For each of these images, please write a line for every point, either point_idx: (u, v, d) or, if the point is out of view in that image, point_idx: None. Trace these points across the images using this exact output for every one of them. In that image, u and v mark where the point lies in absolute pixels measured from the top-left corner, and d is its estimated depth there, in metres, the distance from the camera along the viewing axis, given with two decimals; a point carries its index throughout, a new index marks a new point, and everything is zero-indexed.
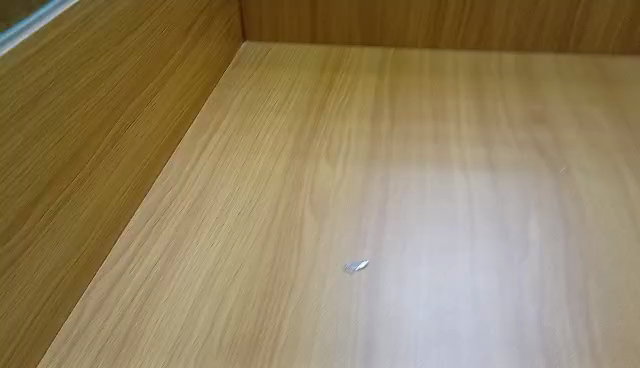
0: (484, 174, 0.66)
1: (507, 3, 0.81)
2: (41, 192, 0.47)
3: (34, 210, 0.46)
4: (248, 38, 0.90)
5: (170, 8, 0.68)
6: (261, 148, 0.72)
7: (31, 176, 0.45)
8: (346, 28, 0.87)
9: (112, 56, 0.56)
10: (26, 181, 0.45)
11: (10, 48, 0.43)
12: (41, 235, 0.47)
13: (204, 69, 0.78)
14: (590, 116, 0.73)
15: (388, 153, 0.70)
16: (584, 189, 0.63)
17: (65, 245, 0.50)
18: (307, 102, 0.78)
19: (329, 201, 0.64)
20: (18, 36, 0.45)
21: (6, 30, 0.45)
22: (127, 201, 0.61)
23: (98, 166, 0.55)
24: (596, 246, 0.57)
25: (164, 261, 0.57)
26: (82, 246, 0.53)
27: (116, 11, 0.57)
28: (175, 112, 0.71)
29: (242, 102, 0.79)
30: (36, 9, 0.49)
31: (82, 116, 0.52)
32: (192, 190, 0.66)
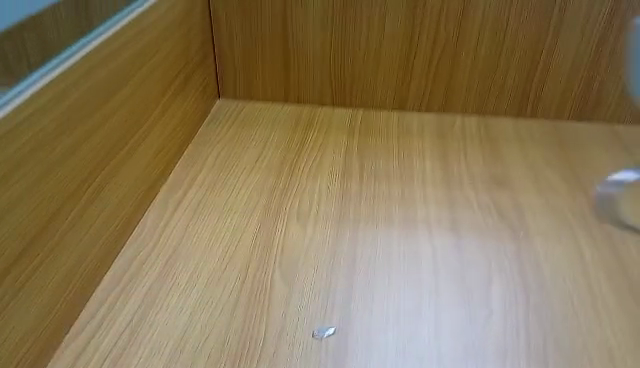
0: (449, 237, 0.63)
1: (473, 48, 0.79)
2: (19, 253, 0.44)
3: (12, 271, 0.43)
4: (224, 95, 0.88)
5: (162, 60, 0.67)
6: (234, 206, 0.67)
7: (13, 232, 0.43)
8: (318, 88, 0.86)
9: (106, 104, 0.55)
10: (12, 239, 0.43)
11: (14, 103, 0.43)
12: (13, 299, 0.43)
13: (182, 124, 0.74)
14: (546, 178, 0.73)
15: (357, 213, 0.66)
16: (542, 251, 0.62)
17: (37, 308, 0.46)
18: (279, 161, 0.74)
19: (299, 263, 0.60)
20: (26, 88, 0.45)
21: (10, 86, 0.44)
22: (100, 259, 0.56)
23: (84, 217, 0.52)
24: (555, 310, 0.55)
25: (133, 324, 0.53)
26: (54, 308, 0.49)
27: (115, 62, 0.56)
28: (154, 166, 0.67)
29: (217, 159, 0.75)
30: (37, 62, 0.48)
31: (65, 157, 0.49)
32: (164, 251, 0.61)
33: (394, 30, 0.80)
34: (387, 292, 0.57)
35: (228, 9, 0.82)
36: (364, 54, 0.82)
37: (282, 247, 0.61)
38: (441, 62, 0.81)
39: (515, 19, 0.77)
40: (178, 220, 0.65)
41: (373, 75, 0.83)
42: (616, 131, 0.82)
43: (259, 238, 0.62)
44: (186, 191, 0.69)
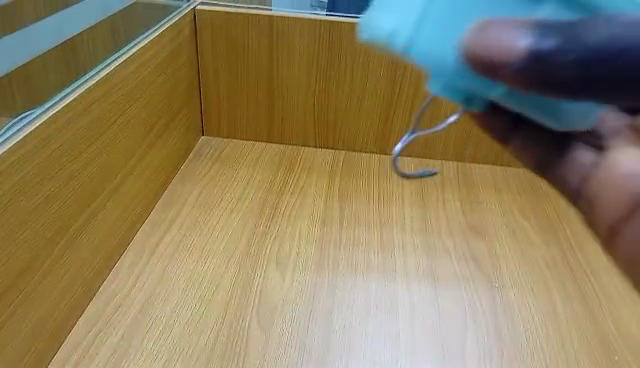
0: (425, 286, 0.64)
1: None
2: None
3: None
4: (207, 133, 0.89)
5: (146, 101, 0.68)
6: (213, 250, 0.67)
7: None
8: (301, 130, 0.87)
9: (88, 150, 0.55)
10: None
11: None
12: None
13: (163, 163, 0.75)
14: (522, 228, 0.74)
15: (336, 260, 0.67)
16: (516, 304, 0.63)
17: (7, 355, 0.46)
18: (260, 203, 0.75)
19: (276, 311, 0.59)
20: (10, 137, 0.45)
21: None
22: (75, 303, 0.56)
23: (60, 263, 0.52)
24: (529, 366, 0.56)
25: None
26: (24, 356, 0.49)
27: (100, 107, 0.57)
28: (133, 207, 0.67)
29: (197, 199, 0.75)
30: (23, 110, 0.49)
31: (44, 205, 0.49)
32: (139, 297, 0.60)
33: (377, 77, 0.82)
34: (362, 343, 0.57)
35: (214, 51, 0.83)
36: (347, 99, 0.84)
37: (259, 293, 0.61)
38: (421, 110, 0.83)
39: None
40: (155, 262, 0.64)
41: (355, 119, 0.85)
42: None
43: (237, 284, 0.62)
44: (165, 232, 0.69)
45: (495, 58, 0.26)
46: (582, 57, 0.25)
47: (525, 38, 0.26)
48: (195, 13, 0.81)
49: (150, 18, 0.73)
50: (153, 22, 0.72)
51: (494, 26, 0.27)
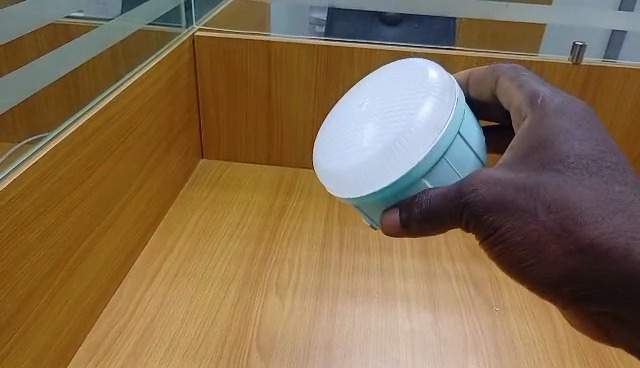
0: (426, 313, 0.64)
1: None
2: None
3: None
4: (207, 156, 0.90)
5: (147, 128, 0.69)
6: (212, 276, 0.67)
7: None
8: (300, 153, 0.88)
9: (88, 179, 0.56)
10: None
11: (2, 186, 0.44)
12: None
13: (164, 188, 0.75)
14: None
15: (335, 285, 0.66)
16: (518, 332, 0.62)
17: None
18: (259, 228, 0.75)
19: (276, 339, 0.59)
20: (12, 170, 0.46)
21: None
22: (75, 332, 0.55)
23: (61, 293, 0.52)
24: None
25: None
26: None
27: (100, 138, 0.57)
28: (132, 234, 0.67)
29: (197, 225, 0.75)
30: (18, 142, 0.50)
31: (44, 236, 0.49)
32: (137, 327, 0.59)
33: None
34: None
35: (214, 76, 0.84)
36: None
37: (259, 321, 0.61)
38: None
39: None
40: (154, 291, 0.64)
41: None
42: None
43: (236, 311, 0.62)
44: (163, 260, 0.69)
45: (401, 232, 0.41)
46: (431, 217, 0.40)
47: (404, 220, 0.40)
48: (194, 39, 0.82)
49: (150, 46, 0.74)
50: (152, 50, 0.74)
51: (391, 217, 0.41)
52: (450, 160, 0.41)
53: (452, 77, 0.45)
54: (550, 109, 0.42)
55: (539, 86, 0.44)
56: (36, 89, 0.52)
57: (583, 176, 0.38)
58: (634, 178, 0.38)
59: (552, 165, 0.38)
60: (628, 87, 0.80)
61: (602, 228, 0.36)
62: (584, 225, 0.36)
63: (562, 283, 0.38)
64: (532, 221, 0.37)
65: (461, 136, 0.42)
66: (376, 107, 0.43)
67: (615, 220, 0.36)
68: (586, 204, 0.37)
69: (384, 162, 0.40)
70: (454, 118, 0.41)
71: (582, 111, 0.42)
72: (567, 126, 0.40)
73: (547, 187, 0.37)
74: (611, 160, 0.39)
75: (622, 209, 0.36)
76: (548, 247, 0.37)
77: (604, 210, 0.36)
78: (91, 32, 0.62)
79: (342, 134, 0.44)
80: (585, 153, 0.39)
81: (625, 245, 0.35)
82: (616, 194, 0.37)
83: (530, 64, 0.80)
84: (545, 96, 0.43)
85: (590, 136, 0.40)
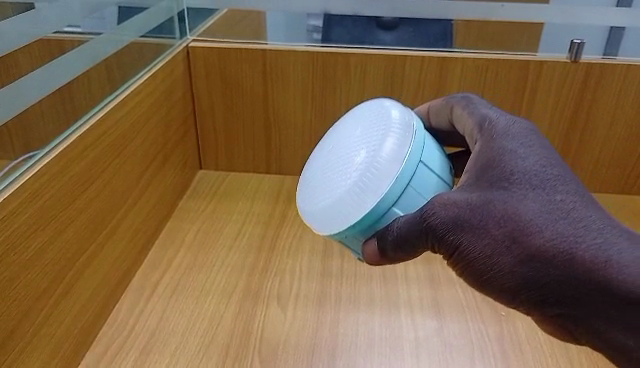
0: (431, 320, 0.62)
1: None
2: None
3: None
4: (205, 167, 0.90)
5: (143, 141, 0.68)
6: (212, 290, 0.66)
7: None
8: (299, 159, 0.87)
9: (82, 196, 0.55)
10: None
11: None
12: None
13: (161, 201, 0.75)
14: None
15: (338, 295, 0.65)
16: (526, 336, 0.60)
17: None
18: (259, 238, 0.74)
19: (278, 353, 0.58)
20: (6, 187, 0.45)
21: None
22: (73, 352, 0.54)
23: (56, 313, 0.51)
24: None
25: None
26: None
27: (94, 153, 0.57)
28: (129, 250, 0.66)
29: (196, 238, 0.74)
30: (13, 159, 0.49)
31: (37, 255, 0.48)
32: (136, 344, 0.58)
33: None
34: None
35: (210, 86, 0.84)
36: None
37: (261, 332, 0.60)
38: None
39: (488, 94, 0.81)
40: (154, 305, 0.63)
41: None
42: None
43: (237, 323, 0.61)
44: (162, 275, 0.68)
45: (380, 261, 0.43)
46: (401, 244, 0.41)
47: (380, 250, 0.42)
48: (189, 50, 0.81)
49: (144, 57, 0.73)
50: (147, 61, 0.73)
51: (369, 249, 0.43)
52: (416, 187, 0.43)
53: (412, 112, 0.47)
54: (497, 130, 0.43)
55: (488, 110, 0.45)
56: (27, 104, 0.52)
57: (528, 191, 0.38)
58: (582, 187, 0.39)
59: (501, 183, 0.39)
60: (628, 83, 0.79)
61: (547, 235, 0.36)
62: (532, 236, 0.36)
63: (520, 291, 0.37)
64: (486, 236, 0.38)
65: (423, 163, 0.43)
66: (344, 148, 0.46)
67: (558, 226, 0.36)
68: (533, 217, 0.37)
69: (355, 198, 0.43)
70: (414, 147, 0.43)
71: (529, 126, 0.43)
72: (514, 144, 0.41)
73: (496, 205, 0.38)
74: (557, 171, 0.39)
75: (564, 215, 0.37)
76: (498, 256, 0.37)
77: (547, 218, 0.37)
78: (84, 46, 0.62)
79: (317, 177, 0.47)
80: (530, 169, 0.39)
81: (567, 246, 0.35)
82: (561, 200, 0.37)
83: (529, 63, 0.79)
84: (493, 118, 0.44)
85: (538, 151, 0.41)
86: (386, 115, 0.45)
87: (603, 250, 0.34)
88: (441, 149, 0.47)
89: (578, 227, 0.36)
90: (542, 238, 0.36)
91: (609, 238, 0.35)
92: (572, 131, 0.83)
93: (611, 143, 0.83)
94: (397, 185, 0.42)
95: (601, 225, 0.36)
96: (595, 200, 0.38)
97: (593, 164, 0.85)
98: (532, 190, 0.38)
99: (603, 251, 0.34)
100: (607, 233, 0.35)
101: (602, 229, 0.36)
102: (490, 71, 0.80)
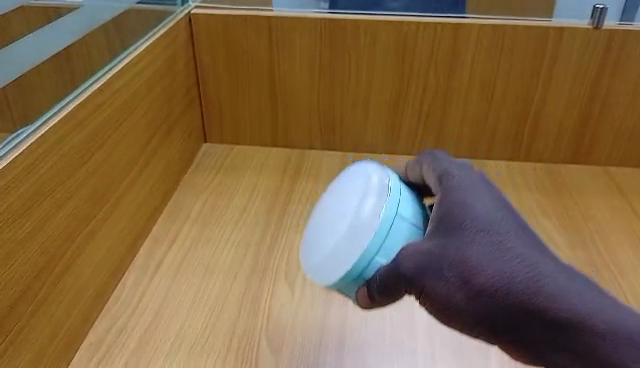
0: None
1: (464, 91, 0.80)
2: None
3: None
4: (209, 140, 0.87)
5: (144, 112, 0.66)
6: (218, 266, 0.64)
7: None
8: (307, 130, 0.85)
9: (80, 170, 0.52)
10: None
11: None
12: None
13: (165, 174, 0.72)
14: (542, 227, 0.73)
15: None
16: None
17: None
18: (266, 213, 0.72)
19: (287, 331, 0.56)
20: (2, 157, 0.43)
21: None
22: (76, 329, 0.53)
23: (57, 291, 0.49)
24: None
25: None
26: None
27: (93, 124, 0.54)
28: (132, 225, 0.64)
29: (201, 212, 0.73)
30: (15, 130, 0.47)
31: (33, 233, 0.46)
32: (141, 322, 0.57)
33: (385, 72, 0.79)
34: (382, 360, 0.53)
35: (214, 56, 0.80)
36: (353, 96, 0.81)
37: (269, 310, 0.58)
38: (431, 108, 0.81)
39: (505, 62, 0.77)
40: (159, 281, 0.62)
41: (362, 116, 0.83)
42: (610, 172, 0.84)
43: (245, 299, 0.59)
44: (167, 250, 0.66)
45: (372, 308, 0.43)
46: (381, 292, 0.41)
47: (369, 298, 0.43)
48: (191, 17, 0.78)
49: (145, 24, 0.70)
50: (147, 28, 0.70)
51: (362, 298, 0.43)
52: (397, 239, 0.43)
53: (387, 170, 0.48)
54: (456, 181, 0.44)
55: (446, 161, 0.46)
56: None
57: (481, 239, 0.40)
58: (524, 227, 0.42)
59: (453, 226, 0.41)
60: None
61: (497, 278, 0.39)
62: (484, 279, 0.39)
63: (476, 323, 0.40)
64: (441, 276, 0.40)
65: (400, 215, 0.44)
66: (330, 209, 0.47)
67: (504, 264, 0.39)
68: (485, 262, 0.39)
69: (343, 254, 0.43)
70: (390, 202, 0.44)
71: (481, 177, 0.45)
72: (468, 187, 0.43)
73: (454, 253, 0.40)
74: (503, 213, 0.42)
75: (508, 255, 0.39)
76: (452, 293, 0.39)
77: (494, 259, 0.39)
78: None
79: (309, 237, 0.48)
80: (483, 216, 0.41)
81: (512, 284, 0.38)
82: (506, 241, 0.40)
83: (549, 29, 0.75)
84: (447, 163, 0.45)
85: (487, 194, 0.43)
86: (364, 174, 0.46)
87: (543, 286, 0.38)
88: (419, 201, 0.47)
89: (521, 265, 0.39)
90: (487, 277, 0.39)
91: (548, 275, 0.38)
92: (592, 102, 0.79)
93: (633, 116, 0.80)
94: (376, 238, 0.43)
95: (540, 263, 0.39)
96: (534, 241, 0.41)
97: (613, 137, 0.82)
98: (482, 232, 0.40)
99: (543, 287, 0.38)
100: (546, 270, 0.39)
101: (542, 267, 0.39)
102: (507, 38, 0.76)
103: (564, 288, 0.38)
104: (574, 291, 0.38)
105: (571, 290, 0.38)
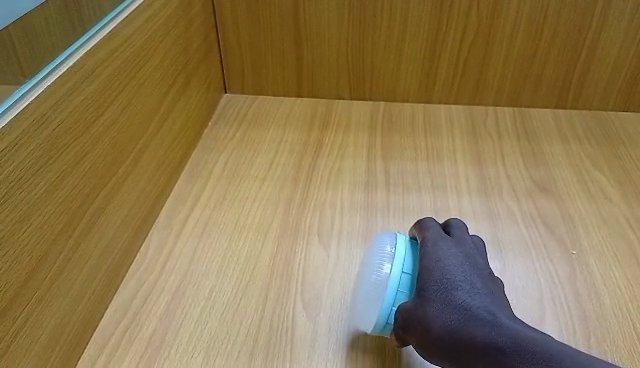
0: (492, 258, 0.56)
1: (508, 34, 0.72)
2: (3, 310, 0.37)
3: None
4: (230, 90, 0.81)
5: (161, 58, 0.60)
6: (246, 226, 0.60)
7: None
8: (334, 78, 0.78)
9: (96, 123, 0.48)
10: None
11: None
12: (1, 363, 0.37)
13: (186, 126, 0.68)
14: (595, 180, 0.67)
15: (385, 228, 0.59)
16: (600, 275, 0.54)
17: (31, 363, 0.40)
18: (295, 168, 0.67)
19: (323, 292, 0.52)
20: (9, 108, 0.39)
21: None
22: (101, 293, 0.50)
23: (78, 256, 0.46)
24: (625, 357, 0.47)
25: None
26: (51, 357, 0.43)
27: (107, 72, 0.49)
28: (154, 183, 0.60)
29: (226, 167, 0.68)
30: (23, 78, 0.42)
31: (50, 192, 0.42)
32: (168, 286, 0.53)
33: (421, 13, 0.72)
34: None
35: None
36: (385, 40, 0.74)
37: (303, 272, 0.54)
38: (471, 52, 0.74)
39: None
40: (185, 242, 0.58)
41: (395, 61, 0.76)
42: None
43: (276, 260, 0.55)
44: (190, 211, 0.62)
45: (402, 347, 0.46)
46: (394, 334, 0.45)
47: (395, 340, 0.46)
48: None
49: None
50: None
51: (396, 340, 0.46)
52: (406, 293, 0.46)
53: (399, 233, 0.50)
54: (429, 247, 0.48)
55: (428, 229, 0.50)
56: (8, 20, 0.45)
57: (443, 297, 0.44)
58: (480, 283, 0.45)
59: (420, 287, 0.45)
60: None
61: (453, 325, 0.42)
62: (443, 326, 0.42)
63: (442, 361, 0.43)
64: (411, 329, 0.43)
65: (405, 272, 0.47)
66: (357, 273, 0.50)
67: (453, 315, 0.43)
68: (444, 314, 0.43)
69: (369, 310, 0.46)
70: (396, 261, 0.47)
71: (455, 244, 0.49)
72: (436, 251, 0.47)
73: (421, 308, 0.44)
74: (464, 274, 0.46)
75: (457, 306, 0.43)
76: (418, 340, 0.43)
77: (446, 311, 0.43)
78: None
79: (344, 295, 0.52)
80: (447, 277, 0.45)
81: (461, 328, 0.42)
82: (457, 295, 0.44)
83: None
84: (425, 229, 0.50)
85: (453, 257, 0.47)
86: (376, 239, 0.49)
87: (479, 327, 0.41)
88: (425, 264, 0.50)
89: (467, 314, 0.42)
90: (441, 325, 0.42)
91: (486, 318, 0.42)
92: None
93: None
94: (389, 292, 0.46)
95: (490, 312, 0.42)
96: (491, 297, 0.44)
97: None
98: (438, 289, 0.44)
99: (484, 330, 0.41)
100: (490, 317, 0.42)
101: (483, 312, 0.42)
102: None
103: (495, 326, 0.41)
104: (503, 326, 0.40)
105: (500, 326, 0.41)
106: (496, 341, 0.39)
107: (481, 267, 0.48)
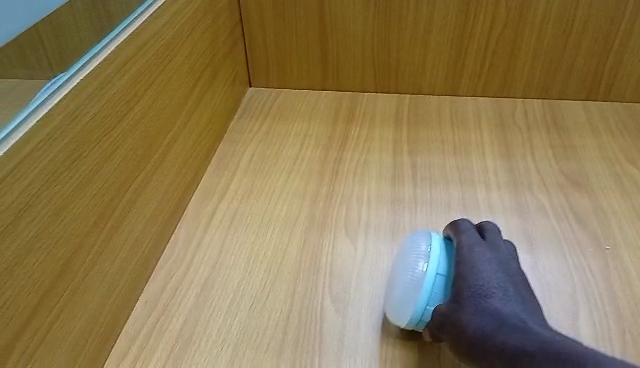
0: (523, 254, 0.55)
1: (538, 25, 0.71)
2: (39, 301, 0.38)
3: (33, 322, 0.37)
4: (255, 84, 0.81)
5: (188, 52, 0.60)
6: (273, 219, 0.60)
7: (32, 281, 0.37)
8: (359, 71, 0.78)
9: (127, 117, 0.48)
10: (32, 284, 0.37)
11: (32, 125, 0.37)
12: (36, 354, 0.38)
13: (212, 120, 0.68)
14: (628, 173, 0.65)
15: (413, 222, 0.59)
16: (635, 272, 0.53)
17: (65, 355, 0.41)
18: (320, 162, 0.67)
19: (352, 286, 0.52)
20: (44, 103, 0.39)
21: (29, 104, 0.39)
22: (131, 285, 0.50)
23: (109, 249, 0.46)
24: None
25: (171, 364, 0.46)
26: (84, 348, 0.43)
27: (137, 67, 0.49)
28: (182, 177, 0.60)
29: (251, 160, 0.68)
30: (56, 74, 0.43)
31: (83, 185, 0.42)
32: (196, 279, 0.54)
33: (448, 5, 0.71)
34: None
35: None
36: (411, 33, 0.73)
37: (330, 266, 0.54)
38: (499, 44, 0.73)
39: None
40: (213, 235, 0.58)
41: (421, 54, 0.75)
42: None
43: (304, 254, 0.55)
44: (217, 205, 0.62)
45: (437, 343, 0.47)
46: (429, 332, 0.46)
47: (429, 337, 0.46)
48: None
49: None
50: None
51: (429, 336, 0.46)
52: (441, 294, 0.47)
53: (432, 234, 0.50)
54: (465, 252, 0.48)
55: (464, 233, 0.50)
56: None
57: (478, 304, 0.44)
58: (514, 292, 0.46)
59: (457, 294, 0.45)
60: None
61: (485, 330, 0.42)
62: (475, 331, 0.42)
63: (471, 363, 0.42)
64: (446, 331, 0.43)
65: (440, 273, 0.47)
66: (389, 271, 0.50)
67: (486, 321, 0.43)
68: (477, 320, 0.43)
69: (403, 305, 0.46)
70: (432, 262, 0.47)
71: (490, 250, 0.49)
72: (471, 257, 0.48)
73: (456, 313, 0.44)
74: (498, 283, 0.46)
75: (490, 312, 0.43)
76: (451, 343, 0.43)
77: (480, 316, 0.43)
78: None
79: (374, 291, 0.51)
80: (482, 285, 0.46)
81: (493, 333, 0.41)
82: (490, 303, 0.44)
83: None
84: (461, 232, 0.50)
85: (488, 264, 0.47)
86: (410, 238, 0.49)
87: (510, 332, 0.41)
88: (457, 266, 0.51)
89: (499, 320, 0.42)
90: (473, 329, 0.42)
91: (519, 324, 0.41)
92: None
93: None
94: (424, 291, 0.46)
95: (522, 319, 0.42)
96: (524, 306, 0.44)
97: None
98: (473, 297, 0.45)
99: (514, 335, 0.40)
100: (522, 322, 0.41)
101: (515, 319, 0.42)
102: None
103: (526, 331, 0.40)
104: (532, 332, 0.40)
105: (530, 331, 0.40)
106: (524, 344, 0.39)
107: (515, 274, 0.48)
